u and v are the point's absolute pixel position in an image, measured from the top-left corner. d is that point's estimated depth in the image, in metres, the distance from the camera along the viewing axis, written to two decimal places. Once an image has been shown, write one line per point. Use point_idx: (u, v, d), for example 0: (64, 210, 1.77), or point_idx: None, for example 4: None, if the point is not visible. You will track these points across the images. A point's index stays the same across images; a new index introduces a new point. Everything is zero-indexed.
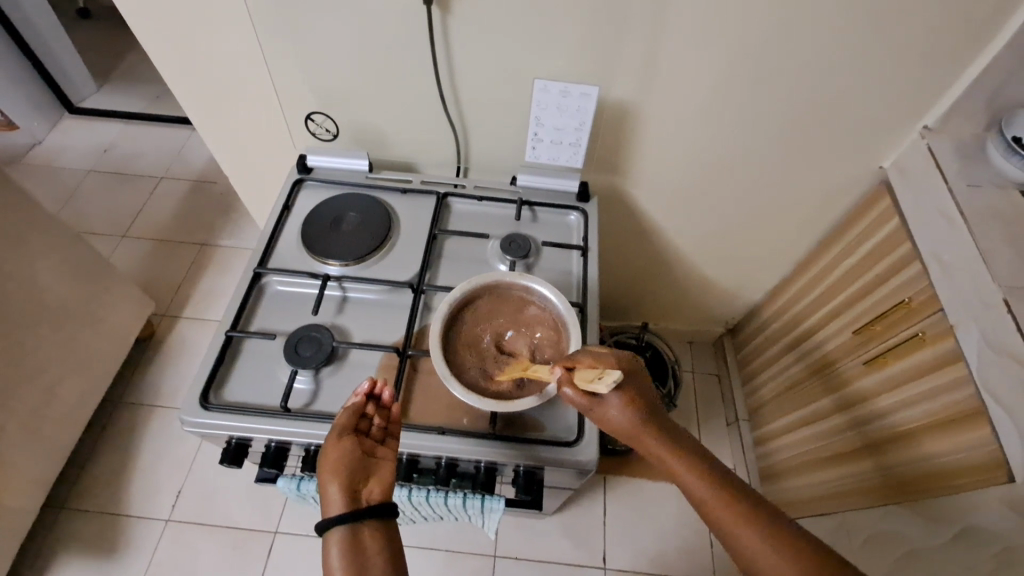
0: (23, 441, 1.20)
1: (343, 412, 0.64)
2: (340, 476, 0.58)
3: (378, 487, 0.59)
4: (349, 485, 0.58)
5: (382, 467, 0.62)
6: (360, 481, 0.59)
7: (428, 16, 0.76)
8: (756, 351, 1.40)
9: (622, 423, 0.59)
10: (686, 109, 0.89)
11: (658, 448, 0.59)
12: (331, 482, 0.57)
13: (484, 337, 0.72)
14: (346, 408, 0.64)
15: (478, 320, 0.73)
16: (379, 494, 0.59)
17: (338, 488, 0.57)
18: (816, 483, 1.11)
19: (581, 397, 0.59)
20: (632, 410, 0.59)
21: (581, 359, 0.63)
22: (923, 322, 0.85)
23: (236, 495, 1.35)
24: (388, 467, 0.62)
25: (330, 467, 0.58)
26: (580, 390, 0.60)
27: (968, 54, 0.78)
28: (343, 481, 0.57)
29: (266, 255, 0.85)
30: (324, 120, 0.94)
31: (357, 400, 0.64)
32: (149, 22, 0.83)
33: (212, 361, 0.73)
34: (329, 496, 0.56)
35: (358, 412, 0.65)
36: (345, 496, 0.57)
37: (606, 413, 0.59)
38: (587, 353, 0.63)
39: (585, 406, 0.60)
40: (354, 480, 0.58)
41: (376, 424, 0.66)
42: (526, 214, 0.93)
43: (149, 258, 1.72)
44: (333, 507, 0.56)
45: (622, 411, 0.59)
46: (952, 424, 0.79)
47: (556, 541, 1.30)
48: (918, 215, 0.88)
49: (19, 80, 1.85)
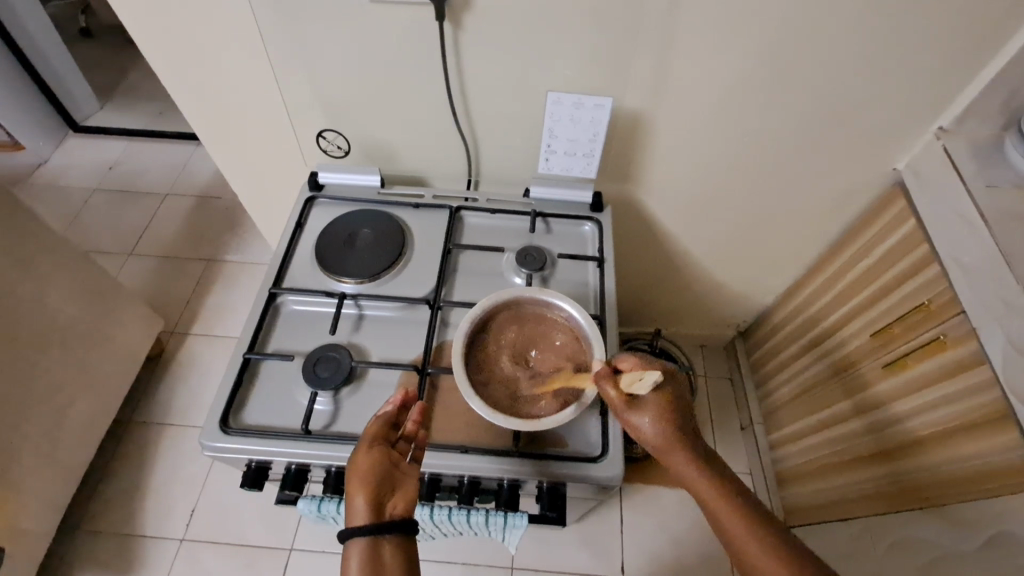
0: (37, 464, 1.19)
1: (374, 422, 0.63)
2: (366, 485, 0.57)
3: (401, 501, 0.59)
4: (374, 495, 0.57)
5: (409, 479, 0.61)
6: (385, 492, 0.59)
7: (439, 31, 0.76)
8: (769, 354, 1.39)
9: (657, 436, 0.60)
10: (698, 118, 0.89)
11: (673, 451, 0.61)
12: (356, 492, 0.57)
13: (501, 362, 0.71)
14: (379, 418, 0.64)
15: (486, 350, 0.72)
16: (403, 508, 0.58)
17: (363, 499, 0.57)
18: (833, 488, 1.10)
19: (619, 397, 0.62)
20: (662, 419, 0.61)
21: (627, 361, 0.65)
22: (944, 325, 0.83)
23: (250, 513, 1.34)
24: (413, 480, 0.61)
25: (357, 476, 0.58)
26: (622, 391, 0.62)
27: (982, 56, 0.78)
28: (369, 492, 0.57)
29: (281, 274, 0.84)
30: (335, 137, 0.94)
31: (389, 409, 0.64)
32: (159, 42, 0.83)
33: (231, 385, 0.73)
34: (354, 506, 0.57)
35: (390, 422, 0.64)
36: (368, 506, 0.56)
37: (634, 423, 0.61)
38: (632, 356, 0.66)
39: (619, 407, 0.62)
40: (380, 489, 0.58)
41: (406, 436, 0.65)
42: (540, 226, 0.93)
43: (157, 275, 1.72)
44: (357, 518, 0.56)
45: (654, 420, 0.60)
46: (977, 429, 0.78)
47: (574, 552, 1.28)
48: (934, 217, 0.86)
49: (24, 101, 1.85)
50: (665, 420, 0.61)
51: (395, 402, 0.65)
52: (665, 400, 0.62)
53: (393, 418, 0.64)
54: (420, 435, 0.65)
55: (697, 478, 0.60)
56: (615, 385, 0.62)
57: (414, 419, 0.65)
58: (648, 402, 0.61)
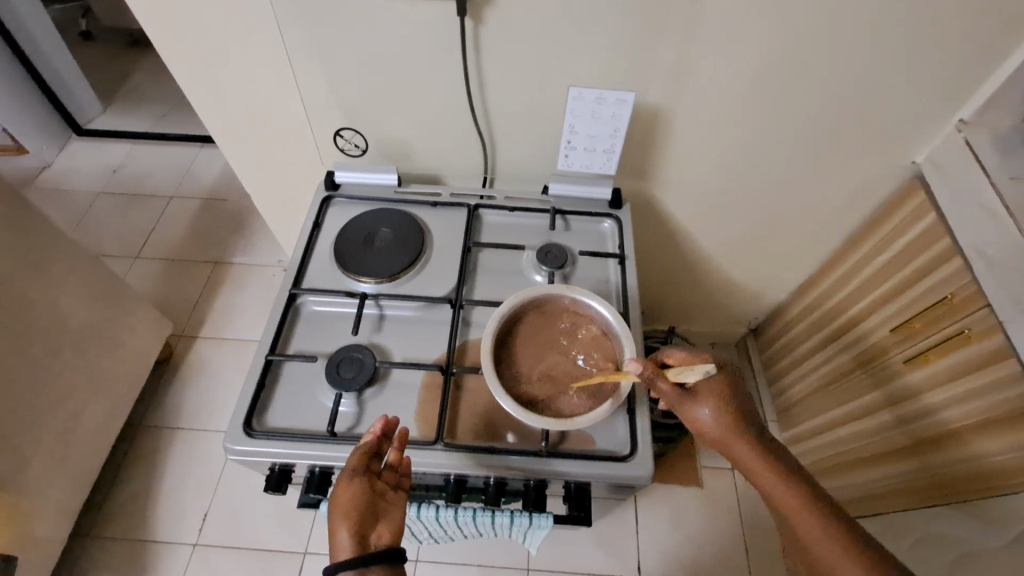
0: (49, 469, 1.18)
1: (355, 452, 0.62)
2: (349, 518, 0.56)
3: (387, 532, 0.58)
4: (359, 527, 0.56)
5: (393, 509, 0.60)
6: (371, 524, 0.57)
7: (459, 27, 0.75)
8: (782, 350, 1.38)
9: (703, 418, 0.63)
10: (717, 113, 0.88)
11: (695, 409, 0.64)
12: (340, 525, 0.56)
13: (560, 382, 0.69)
14: (359, 448, 0.63)
15: (527, 378, 0.69)
16: (388, 539, 0.57)
17: (348, 532, 0.55)
18: (853, 484, 1.10)
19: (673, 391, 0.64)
20: (716, 403, 0.63)
21: (674, 356, 0.68)
22: (968, 318, 0.83)
23: (263, 517, 1.34)
24: (398, 510, 0.60)
25: (339, 510, 0.57)
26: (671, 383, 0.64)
27: (1007, 47, 0.77)
28: (354, 524, 0.56)
29: (299, 275, 0.83)
30: (352, 136, 0.93)
31: (370, 439, 0.63)
32: (174, 40, 0.82)
33: (253, 388, 0.72)
34: (337, 541, 0.55)
35: (372, 452, 0.63)
36: (354, 539, 0.55)
37: (691, 412, 0.63)
38: (682, 355, 0.67)
39: (675, 400, 0.64)
40: (364, 520, 0.57)
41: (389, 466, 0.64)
42: (559, 223, 0.92)
43: (163, 278, 1.70)
44: (341, 552, 0.55)
45: (709, 407, 0.63)
46: (1007, 423, 0.77)
47: (590, 552, 1.28)
48: (958, 209, 0.85)
49: (27, 104, 1.84)
50: (715, 395, 0.63)
51: (375, 431, 0.64)
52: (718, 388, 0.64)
53: (374, 447, 0.63)
54: (404, 463, 0.64)
55: (720, 428, 0.63)
56: (667, 378, 0.63)
57: (397, 448, 0.64)
58: (702, 394, 0.63)
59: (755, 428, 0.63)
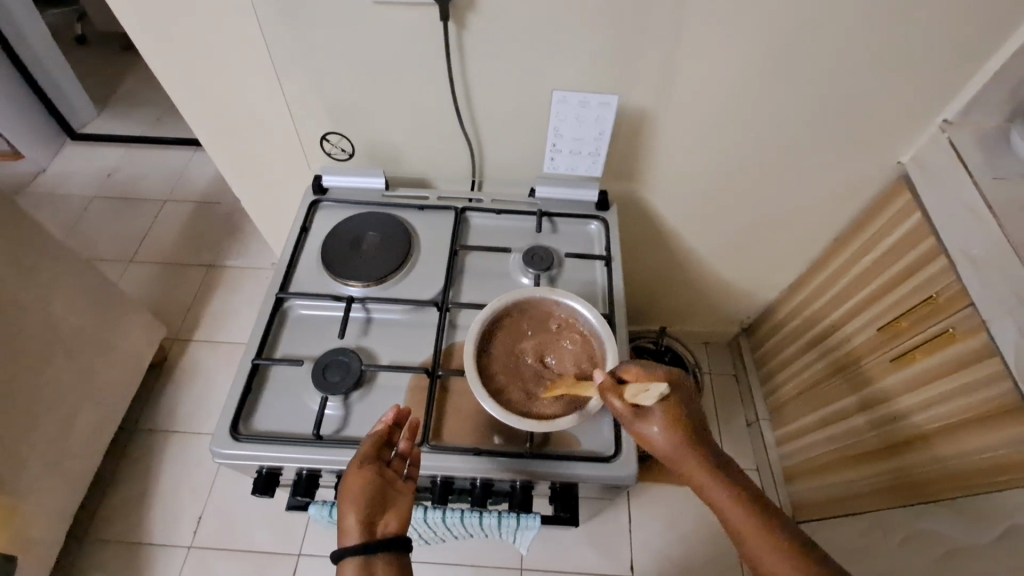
0: (45, 473, 1.18)
1: (366, 441, 0.63)
2: (358, 506, 0.58)
3: (394, 520, 0.59)
4: (366, 516, 0.58)
5: (402, 497, 0.61)
6: (378, 511, 0.59)
7: (443, 32, 0.75)
8: (773, 350, 1.39)
9: (654, 432, 0.59)
10: (702, 114, 0.88)
11: (643, 424, 0.59)
12: (349, 512, 0.58)
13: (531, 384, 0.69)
14: (370, 437, 0.63)
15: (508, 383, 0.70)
16: (395, 526, 0.59)
17: (355, 519, 0.57)
18: (843, 482, 1.10)
19: (626, 408, 0.60)
20: (666, 419, 0.59)
21: (629, 369, 0.63)
22: (953, 317, 0.83)
23: (257, 519, 1.34)
24: (406, 497, 0.61)
25: (349, 496, 0.58)
26: (626, 402, 0.60)
27: (988, 47, 0.77)
28: (362, 512, 0.58)
29: (287, 279, 0.84)
30: (339, 139, 0.94)
31: (381, 429, 0.63)
32: (161, 47, 0.83)
33: (240, 392, 0.72)
34: (346, 526, 0.57)
35: (382, 441, 0.63)
36: (361, 527, 0.57)
37: (640, 428, 0.59)
38: (635, 363, 0.63)
39: (626, 418, 0.60)
40: (372, 508, 0.59)
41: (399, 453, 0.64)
42: (546, 225, 0.92)
43: (157, 282, 1.71)
44: (349, 538, 0.57)
45: (657, 420, 0.59)
46: (992, 421, 0.78)
47: (583, 552, 1.28)
48: (942, 208, 0.86)
49: (21, 109, 1.84)
50: (667, 414, 0.59)
51: (386, 421, 0.64)
52: (671, 403, 0.59)
53: (384, 436, 0.64)
54: (414, 452, 0.64)
55: (663, 439, 0.59)
56: (619, 396, 0.60)
57: (407, 438, 0.64)
58: (654, 409, 0.59)
59: (699, 435, 0.60)
